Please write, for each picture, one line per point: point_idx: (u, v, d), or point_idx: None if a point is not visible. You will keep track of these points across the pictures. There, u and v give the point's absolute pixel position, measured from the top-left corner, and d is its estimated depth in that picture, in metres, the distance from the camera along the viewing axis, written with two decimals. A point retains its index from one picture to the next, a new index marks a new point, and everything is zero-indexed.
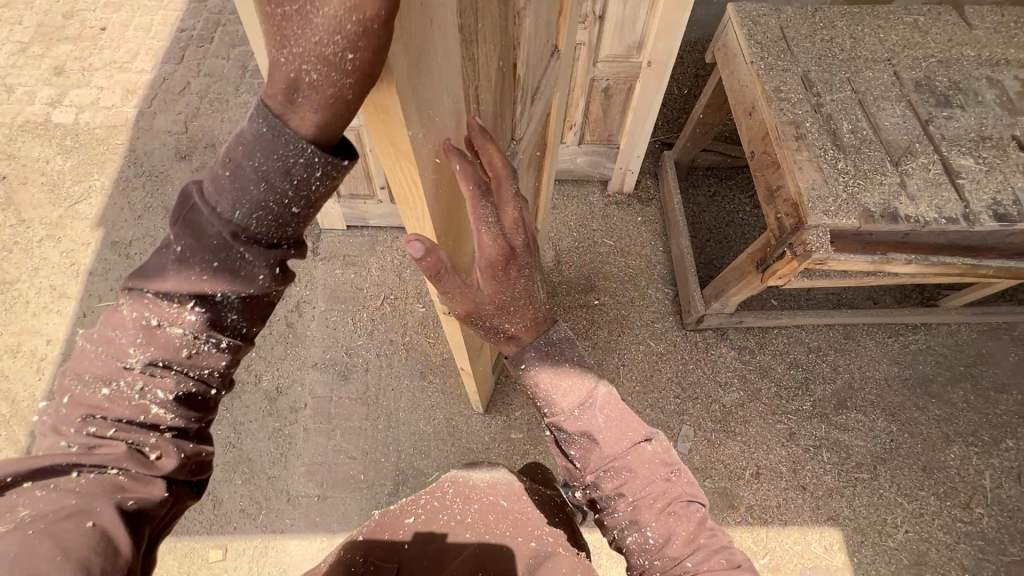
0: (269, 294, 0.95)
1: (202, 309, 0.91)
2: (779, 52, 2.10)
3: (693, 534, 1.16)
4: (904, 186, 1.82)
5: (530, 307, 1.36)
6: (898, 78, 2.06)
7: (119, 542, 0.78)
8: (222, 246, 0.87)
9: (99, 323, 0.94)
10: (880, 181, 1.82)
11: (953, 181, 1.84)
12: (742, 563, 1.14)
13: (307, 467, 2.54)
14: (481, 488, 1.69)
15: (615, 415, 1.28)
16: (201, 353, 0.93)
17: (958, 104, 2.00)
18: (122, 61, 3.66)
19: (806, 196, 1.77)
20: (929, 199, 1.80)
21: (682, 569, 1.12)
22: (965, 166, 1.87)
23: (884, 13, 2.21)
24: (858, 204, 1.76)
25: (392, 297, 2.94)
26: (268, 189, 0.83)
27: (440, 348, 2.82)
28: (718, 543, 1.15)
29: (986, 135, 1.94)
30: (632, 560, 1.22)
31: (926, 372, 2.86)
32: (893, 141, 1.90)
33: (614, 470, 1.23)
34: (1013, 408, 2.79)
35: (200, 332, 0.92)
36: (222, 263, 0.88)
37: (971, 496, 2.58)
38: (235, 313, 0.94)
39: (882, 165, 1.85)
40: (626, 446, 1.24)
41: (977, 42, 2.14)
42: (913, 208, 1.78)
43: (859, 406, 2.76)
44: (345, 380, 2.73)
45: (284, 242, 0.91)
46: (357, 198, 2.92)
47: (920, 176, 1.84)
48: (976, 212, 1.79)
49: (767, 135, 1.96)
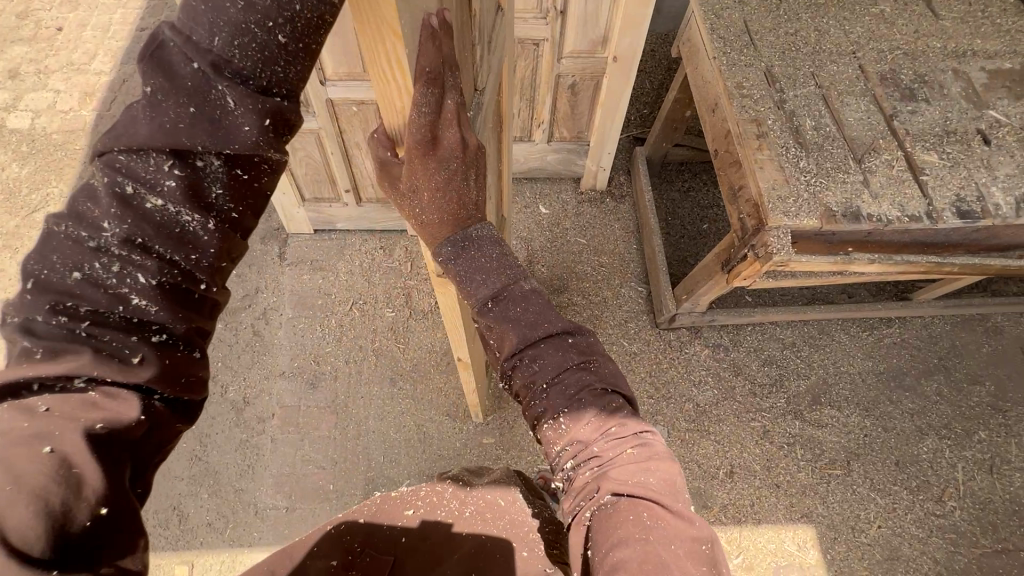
0: (257, 154, 0.93)
1: (182, 172, 0.89)
2: (742, 46, 2.05)
3: (603, 422, 1.23)
4: (866, 184, 1.78)
5: (451, 203, 1.27)
6: (863, 72, 2.01)
7: (85, 475, 0.77)
8: (200, 81, 0.86)
9: (69, 200, 0.91)
10: (844, 180, 1.78)
11: (917, 177, 1.80)
12: (656, 449, 1.23)
13: (275, 478, 2.49)
14: (481, 488, 1.65)
15: (527, 305, 1.32)
16: (187, 229, 0.92)
17: (923, 98, 1.96)
18: (80, 62, 3.54)
19: (767, 196, 1.73)
20: (891, 197, 1.76)
21: (590, 453, 1.22)
22: (929, 162, 1.83)
23: (850, 5, 2.16)
24: (820, 204, 1.72)
25: (361, 302, 2.89)
26: (248, 9, 0.83)
27: (411, 353, 2.77)
28: (627, 432, 1.23)
29: (951, 129, 1.90)
30: (546, 442, 1.30)
31: (899, 366, 2.85)
32: (857, 137, 1.87)
33: (533, 354, 1.29)
34: (986, 400, 2.79)
35: (181, 203, 0.90)
36: (202, 111, 0.87)
37: (944, 489, 2.58)
38: (218, 187, 0.92)
39: (846, 163, 1.81)
40: (541, 334, 1.30)
41: (943, 34, 2.10)
42: (876, 206, 1.74)
43: (833, 402, 2.75)
44: (313, 388, 2.69)
45: (274, 88, 0.90)
46: (323, 202, 2.86)
47: (883, 174, 1.80)
48: (939, 210, 1.76)
49: (729, 133, 1.91)
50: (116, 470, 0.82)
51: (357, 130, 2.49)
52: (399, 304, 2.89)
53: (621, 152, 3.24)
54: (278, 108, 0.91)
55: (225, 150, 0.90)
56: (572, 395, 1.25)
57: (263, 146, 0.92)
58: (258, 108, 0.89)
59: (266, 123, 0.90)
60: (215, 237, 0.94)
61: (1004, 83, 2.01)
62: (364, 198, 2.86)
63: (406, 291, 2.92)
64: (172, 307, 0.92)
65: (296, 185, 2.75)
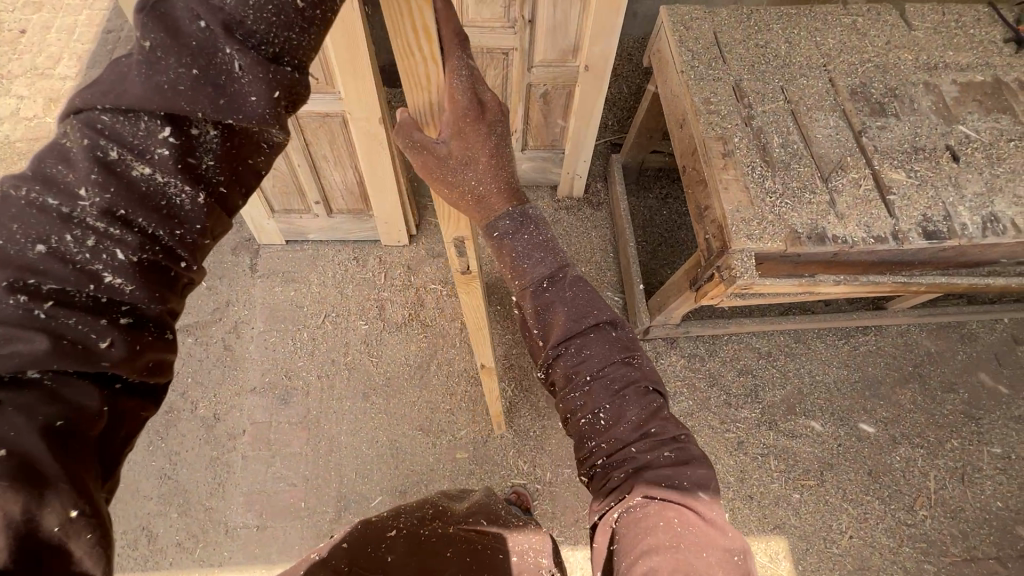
0: (259, 129, 0.87)
1: (177, 139, 0.82)
2: (711, 59, 2.01)
3: (642, 420, 1.22)
4: (833, 204, 1.75)
5: (505, 171, 1.29)
6: (833, 85, 1.98)
7: (47, 471, 0.69)
8: (207, 41, 0.80)
9: (33, 160, 0.81)
10: (811, 200, 1.75)
11: (885, 196, 1.78)
12: (693, 459, 1.20)
13: (245, 496, 2.47)
14: (458, 514, 1.70)
15: (578, 294, 1.34)
16: (175, 202, 0.85)
17: (893, 112, 1.93)
18: (44, 66, 3.44)
19: (732, 218, 1.70)
20: (858, 218, 1.74)
21: (627, 453, 1.20)
22: (897, 180, 1.80)
23: (822, 15, 2.12)
24: (785, 226, 1.70)
25: (334, 315, 2.85)
26: None
27: (384, 367, 2.74)
28: (666, 433, 1.22)
29: (920, 146, 1.87)
30: (582, 441, 1.27)
31: (875, 374, 2.85)
32: (825, 155, 1.83)
33: (578, 346, 1.28)
34: (959, 407, 2.80)
35: (169, 172, 0.83)
36: (208, 74, 0.81)
37: (916, 498, 2.60)
38: (211, 158, 0.86)
39: (812, 182, 1.78)
40: (587, 326, 1.29)
41: (915, 45, 2.07)
42: (841, 228, 1.72)
43: (808, 412, 2.75)
44: (285, 404, 2.66)
45: (285, 56, 0.86)
46: (292, 213, 2.80)
47: (850, 193, 1.77)
48: (906, 230, 1.73)
49: (696, 151, 1.88)
50: (85, 469, 0.74)
51: (323, 142, 2.44)
52: (372, 316, 2.85)
53: (599, 158, 3.20)
54: (289, 78, 0.87)
55: (226, 119, 0.84)
56: (616, 391, 1.23)
57: (268, 120, 0.86)
58: (269, 79, 0.84)
59: (275, 94, 0.85)
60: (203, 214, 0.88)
61: (975, 96, 1.98)
62: (335, 208, 2.81)
63: (379, 302, 2.88)
64: (150, 285, 0.85)
65: (264, 197, 2.69)
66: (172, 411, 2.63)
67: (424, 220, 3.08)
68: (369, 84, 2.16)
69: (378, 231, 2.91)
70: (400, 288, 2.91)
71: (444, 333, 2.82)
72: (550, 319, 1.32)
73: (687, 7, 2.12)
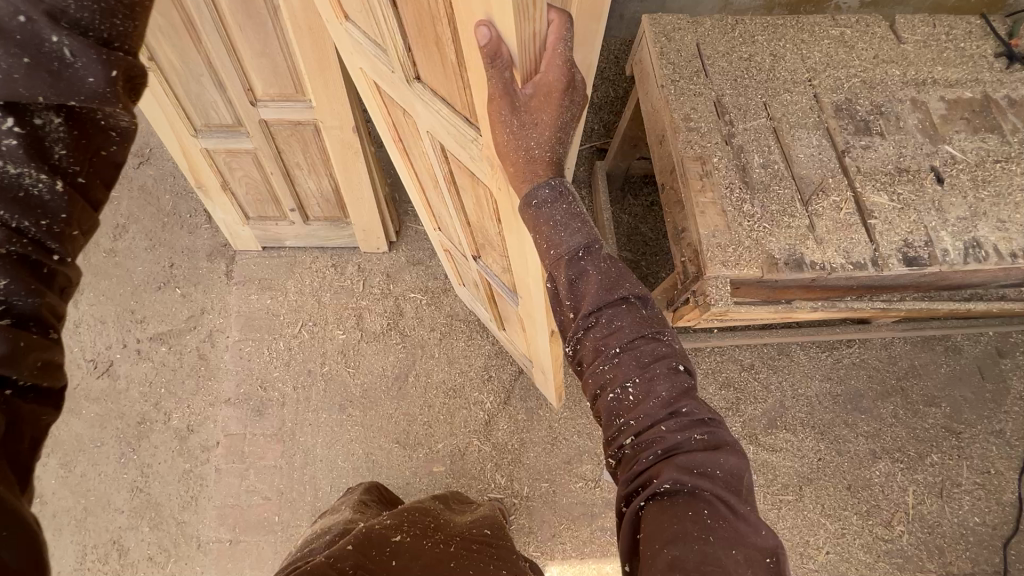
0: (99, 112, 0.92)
1: (22, 130, 0.87)
2: (693, 73, 1.94)
3: (673, 398, 1.11)
4: (812, 228, 1.70)
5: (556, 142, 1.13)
6: (818, 102, 1.91)
7: None
8: (29, 32, 0.83)
9: None
10: (789, 224, 1.70)
11: (866, 219, 1.73)
12: (726, 443, 1.09)
13: (218, 509, 2.45)
14: (455, 525, 1.68)
15: (613, 264, 1.21)
16: (33, 193, 0.89)
17: (878, 131, 1.87)
18: None
19: (707, 242, 1.66)
20: (837, 243, 1.69)
21: (655, 431, 1.09)
22: (879, 202, 1.76)
23: (809, 26, 2.06)
24: (762, 252, 1.65)
25: (311, 324, 2.80)
26: None
27: (361, 378, 2.70)
28: (697, 414, 1.11)
29: (905, 167, 1.82)
30: (606, 416, 1.17)
31: (857, 388, 2.83)
32: (806, 176, 1.78)
33: (610, 317, 1.16)
34: (941, 422, 2.78)
35: (18, 165, 0.87)
36: (39, 63, 0.83)
37: (894, 514, 2.60)
38: (62, 147, 0.91)
39: (791, 204, 1.73)
40: (622, 297, 1.17)
41: (904, 59, 2.01)
42: (820, 253, 1.67)
43: (789, 426, 2.73)
44: (260, 416, 2.62)
45: (117, 41, 0.90)
46: (267, 220, 2.74)
47: (830, 217, 1.72)
48: (886, 256, 1.68)
49: (674, 169, 1.82)
50: None
51: (296, 149, 2.36)
52: (349, 325, 2.79)
53: (584, 163, 3.13)
54: (124, 62, 0.91)
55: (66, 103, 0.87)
56: (646, 365, 1.13)
57: (111, 99, 0.90)
58: (103, 60, 0.87)
59: (112, 74, 0.89)
60: (65, 204, 0.93)
61: (963, 114, 1.92)
62: (311, 216, 2.75)
63: (357, 311, 2.82)
64: (25, 278, 0.89)
65: (238, 203, 2.63)
66: (144, 422, 2.59)
67: (404, 226, 3.01)
68: (341, 93, 2.08)
69: (356, 238, 2.84)
70: (379, 296, 2.86)
71: (423, 343, 2.77)
72: (582, 287, 1.19)
73: (671, 16, 2.04)
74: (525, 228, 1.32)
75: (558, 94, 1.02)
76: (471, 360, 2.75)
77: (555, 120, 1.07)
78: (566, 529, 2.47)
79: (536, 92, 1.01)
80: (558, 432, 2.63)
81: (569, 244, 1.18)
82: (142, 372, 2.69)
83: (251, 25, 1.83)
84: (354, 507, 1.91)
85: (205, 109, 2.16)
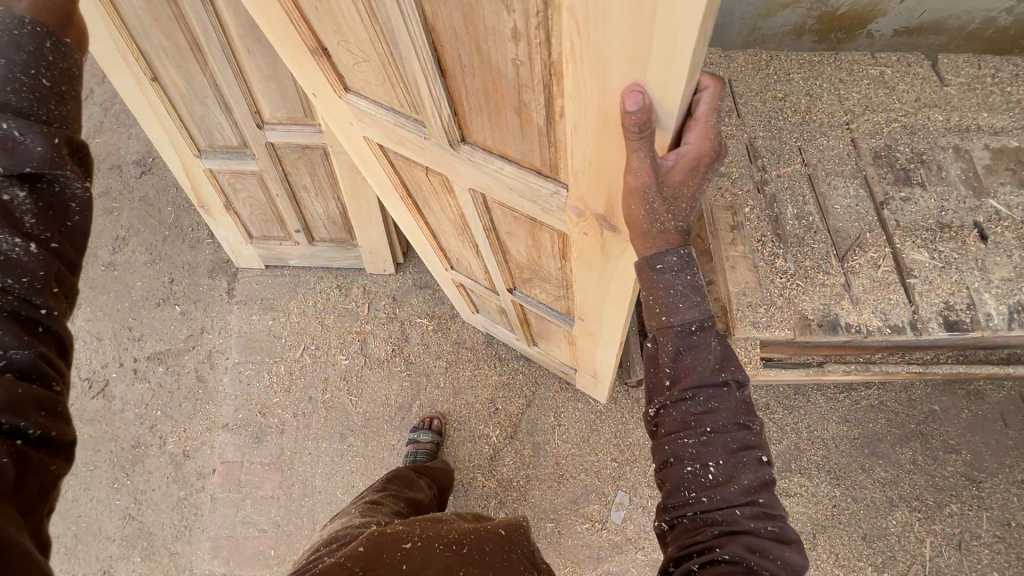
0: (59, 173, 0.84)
1: None
2: (724, 113, 1.84)
3: (757, 488, 0.89)
4: (847, 286, 1.60)
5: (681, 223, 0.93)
6: (855, 147, 1.81)
7: None
8: None
9: None
10: (823, 282, 1.60)
11: (905, 279, 1.62)
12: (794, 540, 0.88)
13: (213, 541, 2.37)
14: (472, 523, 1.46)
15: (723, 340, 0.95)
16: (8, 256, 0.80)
17: (919, 183, 1.76)
18: None
19: (735, 300, 1.56)
20: (874, 304, 1.58)
21: (730, 519, 0.86)
22: (919, 260, 1.64)
23: (847, 65, 1.95)
24: (794, 311, 1.55)
25: (313, 348, 2.71)
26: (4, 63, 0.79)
27: (362, 406, 2.61)
28: (778, 510, 0.89)
29: (947, 222, 1.71)
30: (668, 485, 0.93)
31: (875, 432, 2.73)
32: (840, 230, 1.67)
33: (700, 397, 0.90)
34: (961, 470, 2.68)
35: None
36: None
37: (909, 566, 2.51)
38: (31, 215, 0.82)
39: (826, 261, 1.63)
40: (720, 377, 0.90)
41: (947, 103, 1.90)
42: (856, 315, 1.57)
43: (803, 470, 2.64)
44: (258, 444, 2.53)
45: (58, 122, 0.84)
46: (271, 240, 2.65)
47: (867, 275, 1.62)
48: (926, 319, 1.57)
49: (701, 218, 1.73)
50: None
51: (303, 172, 2.26)
52: (352, 350, 2.71)
53: None
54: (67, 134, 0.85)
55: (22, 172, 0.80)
56: (736, 462, 0.89)
57: (62, 163, 0.83)
58: (45, 131, 0.81)
59: (56, 140, 0.82)
60: (43, 263, 0.83)
61: (1009, 164, 1.81)
62: (316, 236, 2.66)
63: (360, 336, 2.73)
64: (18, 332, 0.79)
65: (241, 224, 2.55)
66: (139, 446, 2.51)
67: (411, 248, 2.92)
68: None
69: (362, 260, 2.75)
70: (383, 320, 2.77)
71: (427, 373, 2.68)
72: (669, 360, 0.92)
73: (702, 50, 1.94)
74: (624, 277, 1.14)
75: (704, 166, 0.83)
76: (478, 391, 2.66)
77: (695, 192, 0.86)
78: (570, 573, 2.37)
79: (684, 163, 0.81)
80: (565, 471, 2.53)
81: (680, 320, 0.90)
82: (138, 393, 2.60)
83: (264, 52, 1.74)
84: (361, 513, 1.63)
85: (209, 130, 2.07)
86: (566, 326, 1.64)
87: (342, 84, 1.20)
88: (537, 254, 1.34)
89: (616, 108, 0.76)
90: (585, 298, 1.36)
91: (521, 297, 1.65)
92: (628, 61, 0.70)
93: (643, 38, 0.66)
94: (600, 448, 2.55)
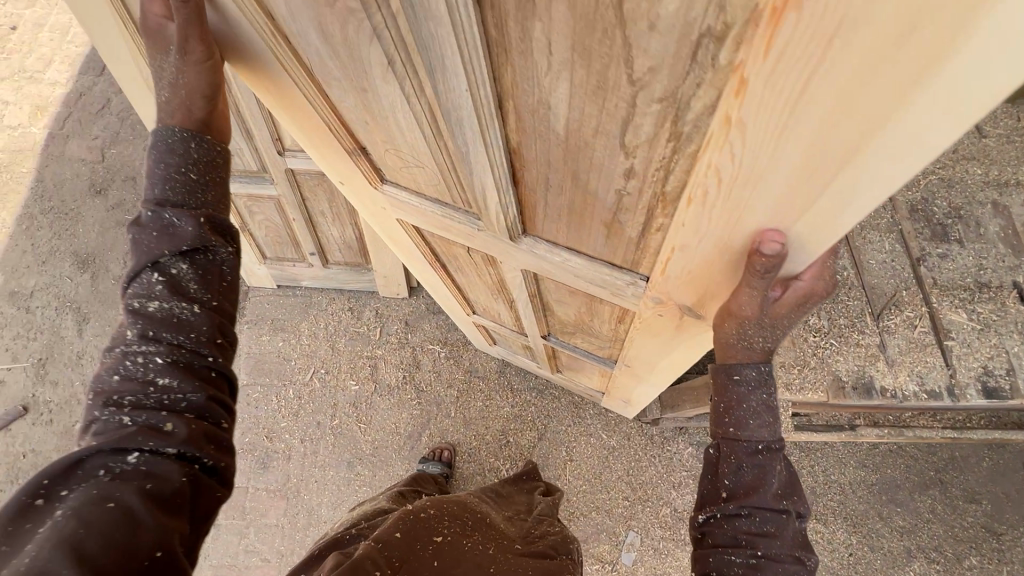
0: (212, 245, 0.77)
1: (164, 275, 0.74)
2: None
3: None
4: (883, 346, 1.55)
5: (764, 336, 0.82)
6: (891, 199, 1.77)
7: (142, 524, 0.64)
8: (153, 229, 0.74)
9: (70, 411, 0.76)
10: (857, 343, 1.55)
11: (941, 340, 1.54)
12: None
13: (215, 569, 2.33)
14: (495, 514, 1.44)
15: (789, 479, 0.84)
16: (183, 314, 0.75)
17: (960, 240, 1.70)
18: (33, 69, 3.09)
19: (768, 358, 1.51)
20: (910, 366, 1.52)
21: None
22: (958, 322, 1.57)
23: None
24: (828, 371, 1.51)
25: (323, 372, 2.66)
26: (167, 165, 0.75)
27: (371, 435, 2.56)
28: None
29: (988, 281, 1.63)
30: None
31: (893, 477, 2.67)
32: (876, 288, 1.63)
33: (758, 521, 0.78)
34: (980, 521, 2.62)
35: (162, 301, 0.74)
36: (160, 234, 0.74)
37: None
38: (194, 282, 0.76)
39: (860, 318, 1.59)
40: (781, 505, 0.80)
41: (986, 155, 1.85)
42: (891, 377, 1.51)
43: (818, 515, 2.58)
44: (264, 469, 2.49)
45: (210, 204, 0.77)
46: (284, 261, 2.62)
47: (903, 335, 1.56)
48: (963, 385, 1.49)
49: None
50: (180, 532, 0.68)
51: (322, 198, 2.21)
52: (362, 375, 2.66)
53: None
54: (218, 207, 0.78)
55: (184, 246, 0.74)
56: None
57: (208, 236, 0.76)
58: (196, 209, 0.75)
59: (201, 218, 0.75)
60: (209, 318, 0.77)
61: None
62: (330, 259, 2.62)
63: (371, 361, 2.69)
64: (194, 382, 0.75)
65: (254, 245, 2.51)
66: None
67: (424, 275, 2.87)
68: None
69: (376, 283, 2.71)
70: (395, 346, 2.72)
71: (437, 403, 2.63)
72: (727, 468, 0.81)
73: None
74: (689, 355, 1.07)
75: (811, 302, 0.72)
76: (489, 422, 2.60)
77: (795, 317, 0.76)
78: None
79: (791, 298, 0.70)
80: (576, 508, 2.46)
81: (748, 437, 0.79)
82: None
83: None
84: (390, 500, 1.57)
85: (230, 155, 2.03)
86: (605, 368, 1.58)
87: (378, 179, 1.07)
88: (578, 313, 1.26)
89: (734, 247, 0.66)
90: (633, 352, 1.26)
91: (554, 341, 1.57)
92: (767, 219, 0.59)
93: (798, 204, 0.55)
94: (610, 485, 2.49)
